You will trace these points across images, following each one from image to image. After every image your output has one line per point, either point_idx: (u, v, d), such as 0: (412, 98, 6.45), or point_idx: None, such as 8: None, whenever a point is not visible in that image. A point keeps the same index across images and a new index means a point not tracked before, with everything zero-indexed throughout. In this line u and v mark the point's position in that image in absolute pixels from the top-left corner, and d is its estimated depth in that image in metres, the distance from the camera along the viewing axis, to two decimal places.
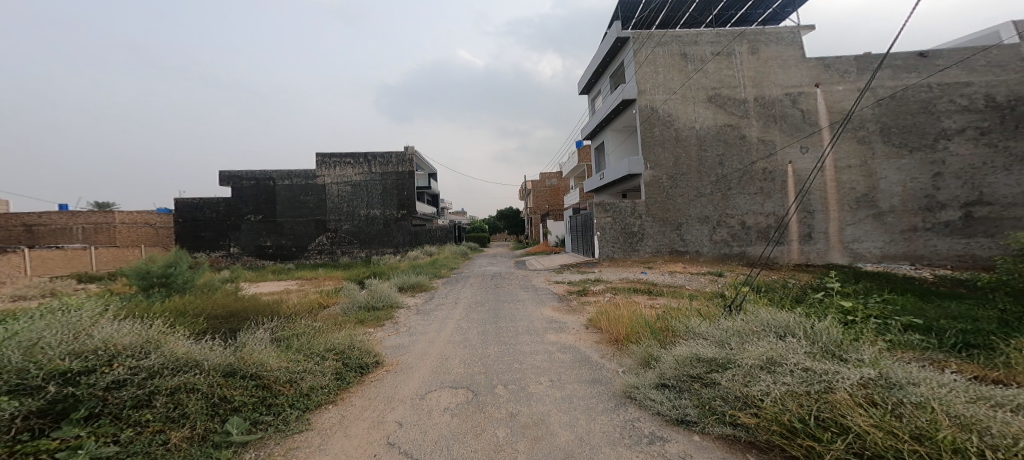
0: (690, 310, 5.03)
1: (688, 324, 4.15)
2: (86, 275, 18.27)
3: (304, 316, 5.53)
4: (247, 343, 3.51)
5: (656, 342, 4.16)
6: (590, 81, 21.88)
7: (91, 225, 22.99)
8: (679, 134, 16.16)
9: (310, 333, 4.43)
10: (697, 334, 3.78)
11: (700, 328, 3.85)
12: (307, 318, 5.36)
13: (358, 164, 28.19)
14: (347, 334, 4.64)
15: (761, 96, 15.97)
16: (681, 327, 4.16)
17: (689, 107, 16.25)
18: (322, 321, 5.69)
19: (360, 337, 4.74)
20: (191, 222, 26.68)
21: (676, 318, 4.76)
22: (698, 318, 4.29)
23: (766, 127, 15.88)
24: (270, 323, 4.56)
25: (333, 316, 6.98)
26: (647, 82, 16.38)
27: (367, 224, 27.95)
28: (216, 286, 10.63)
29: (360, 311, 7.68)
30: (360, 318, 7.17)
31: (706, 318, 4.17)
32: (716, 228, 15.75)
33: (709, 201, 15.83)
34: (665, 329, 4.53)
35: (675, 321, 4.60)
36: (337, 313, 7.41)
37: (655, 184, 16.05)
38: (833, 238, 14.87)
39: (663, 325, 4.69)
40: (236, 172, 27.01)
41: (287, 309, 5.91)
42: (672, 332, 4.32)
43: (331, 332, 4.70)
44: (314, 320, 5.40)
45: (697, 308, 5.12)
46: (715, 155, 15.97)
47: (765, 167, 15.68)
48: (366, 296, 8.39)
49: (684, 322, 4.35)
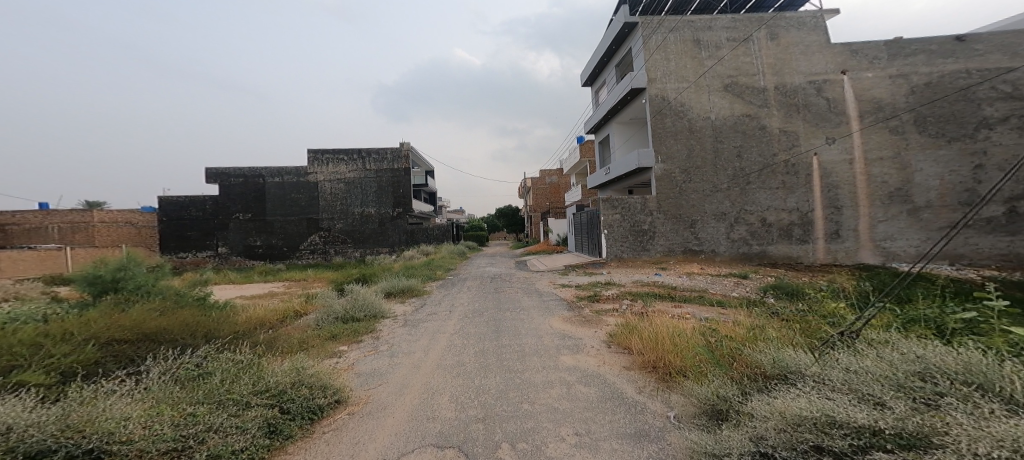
0: (756, 327, 3.84)
1: (774, 355, 2.90)
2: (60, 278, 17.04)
3: (239, 343, 4.23)
4: (94, 399, 2.30)
5: (731, 380, 2.89)
6: (595, 71, 20.70)
7: (69, 224, 21.80)
8: (692, 125, 14.95)
9: (227, 371, 3.11)
10: (803, 376, 2.52)
11: (803, 366, 2.59)
12: (241, 347, 4.07)
13: (351, 160, 26.95)
14: (285, 366, 3.36)
15: (782, 84, 14.75)
16: (763, 358, 2.92)
17: (704, 96, 15.03)
18: (265, 350, 4.41)
19: (308, 367, 3.49)
20: (177, 221, 25.52)
21: (742, 342, 3.54)
22: (786, 347, 3.05)
23: (788, 117, 14.60)
24: (172, 358, 3.24)
25: (296, 334, 5.75)
26: (658, 69, 15.17)
27: (361, 223, 26.73)
28: (183, 292, 9.47)
29: (332, 325, 6.45)
30: (328, 333, 5.93)
31: (806, 349, 2.88)
32: (734, 226, 14.50)
33: (726, 196, 14.59)
34: (733, 361, 3.30)
35: (748, 348, 3.35)
36: (302, 329, 6.17)
37: (667, 178, 14.84)
38: (863, 236, 13.75)
39: (727, 353, 3.46)
40: (224, 169, 25.80)
41: (228, 328, 4.69)
42: (747, 365, 3.08)
43: (264, 366, 3.41)
44: (249, 350, 4.08)
45: (765, 325, 3.93)
46: (732, 147, 14.73)
47: (787, 160, 14.36)
48: (339, 305, 7.13)
49: (763, 350, 3.12)
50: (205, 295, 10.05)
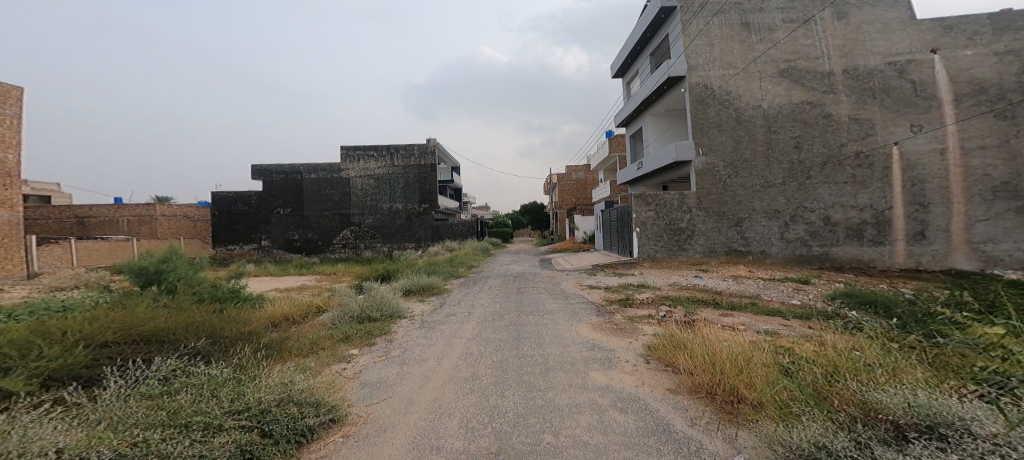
0: (856, 354, 2.98)
1: (910, 398, 2.06)
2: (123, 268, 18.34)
3: (235, 349, 3.87)
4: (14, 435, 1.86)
5: (841, 428, 2.08)
6: (627, 61, 19.45)
7: (136, 218, 23.94)
8: (741, 115, 13.50)
9: (201, 387, 2.70)
10: (976, 439, 1.69)
11: (972, 422, 1.76)
12: (233, 355, 3.70)
13: (381, 156, 27.41)
14: (271, 380, 2.94)
15: (852, 67, 12.94)
16: (892, 402, 2.09)
17: (755, 82, 13.52)
18: (263, 357, 4.06)
19: (298, 380, 3.05)
20: (225, 215, 27.11)
21: (844, 375, 2.70)
22: (924, 389, 2.19)
23: (861, 104, 12.76)
24: (145, 371, 2.81)
25: (297, 336, 5.45)
26: (699, 55, 13.82)
27: (389, 218, 27.15)
28: (214, 284, 9.69)
29: (339, 326, 6.14)
30: (332, 336, 5.61)
31: (963, 395, 2.01)
32: (790, 224, 12.94)
33: (780, 191, 13.04)
34: (833, 399, 2.48)
35: (857, 381, 2.50)
36: (307, 330, 5.89)
37: (709, 172, 13.51)
38: (955, 237, 11.77)
39: (823, 387, 2.63)
40: (266, 166, 27.03)
41: (236, 327, 4.32)
42: (860, 406, 2.26)
43: (249, 379, 3.01)
44: (242, 357, 3.72)
45: (868, 353, 3.06)
46: (790, 137, 13.13)
47: (858, 151, 12.59)
48: (352, 305, 6.85)
49: (885, 390, 2.28)
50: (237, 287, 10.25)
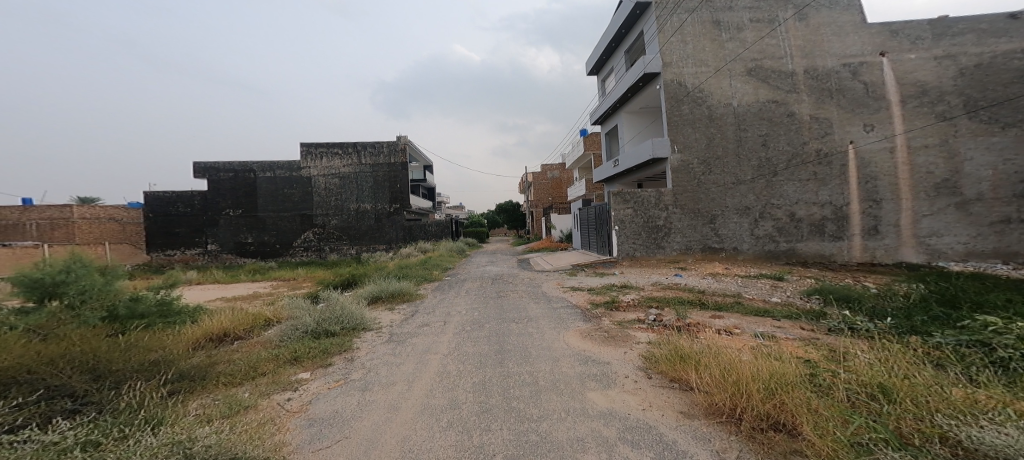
0: (904, 373, 2.67)
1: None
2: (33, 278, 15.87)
3: (126, 388, 3.12)
4: None
5: None
6: (602, 58, 19.35)
7: (48, 221, 20.35)
8: (712, 113, 13.66)
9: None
10: None
11: None
12: (119, 402, 2.94)
13: (346, 154, 25.76)
14: (156, 440, 2.21)
15: (813, 67, 13.42)
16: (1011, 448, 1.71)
17: (725, 81, 13.74)
18: (174, 400, 3.23)
19: (201, 433, 2.32)
20: (164, 217, 24.42)
21: (905, 406, 2.33)
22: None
23: (821, 103, 13.24)
24: None
25: (224, 360, 4.45)
26: (673, 52, 13.88)
27: (357, 219, 25.58)
28: (135, 298, 8.27)
29: (287, 345, 5.18)
30: (270, 357, 4.67)
31: None
32: (759, 221, 13.21)
33: (750, 188, 13.29)
34: (914, 437, 2.07)
35: (939, 415, 2.13)
36: (245, 352, 4.88)
37: (684, 169, 13.56)
38: (905, 232, 12.46)
39: (892, 420, 2.24)
40: (212, 163, 24.57)
41: (132, 356, 3.57)
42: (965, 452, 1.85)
43: (116, 444, 2.28)
44: (135, 402, 2.98)
45: (910, 371, 2.72)
46: (757, 135, 13.41)
47: (819, 149, 13.04)
48: (303, 318, 5.88)
49: (981, 429, 1.91)
50: (159, 301, 8.76)
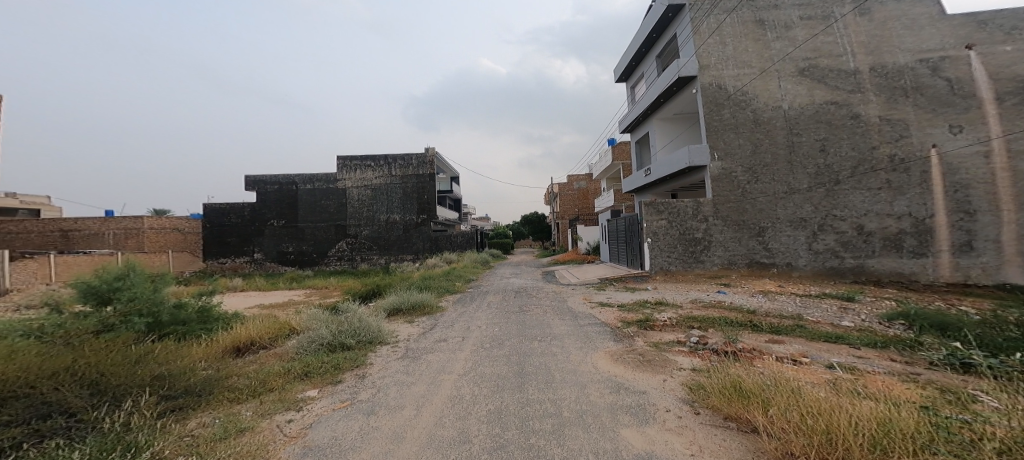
0: None
1: None
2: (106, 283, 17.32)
3: (121, 407, 2.90)
4: None
5: None
6: (631, 64, 18.70)
7: (123, 230, 22.60)
8: (759, 117, 12.58)
9: None
10: None
11: None
12: (108, 423, 2.71)
13: (378, 166, 26.60)
14: None
15: (880, 65, 12.03)
16: None
17: (773, 82, 12.65)
18: (168, 421, 2.98)
19: None
20: (217, 227, 26.28)
21: None
22: None
23: (892, 103, 11.77)
24: None
25: (235, 374, 4.28)
26: (712, 55, 13.01)
27: (387, 230, 26.22)
28: (177, 304, 8.64)
29: (300, 358, 4.99)
30: (280, 372, 4.45)
31: None
32: (818, 234, 11.80)
33: (807, 198, 11.95)
34: None
35: None
36: (256, 366, 4.71)
37: (727, 178, 12.50)
38: (1006, 248, 10.62)
39: None
40: (261, 177, 26.23)
41: (139, 369, 3.36)
42: None
43: None
44: (122, 426, 2.73)
45: None
46: (815, 140, 12.11)
47: (891, 153, 11.54)
48: (315, 331, 5.69)
49: None
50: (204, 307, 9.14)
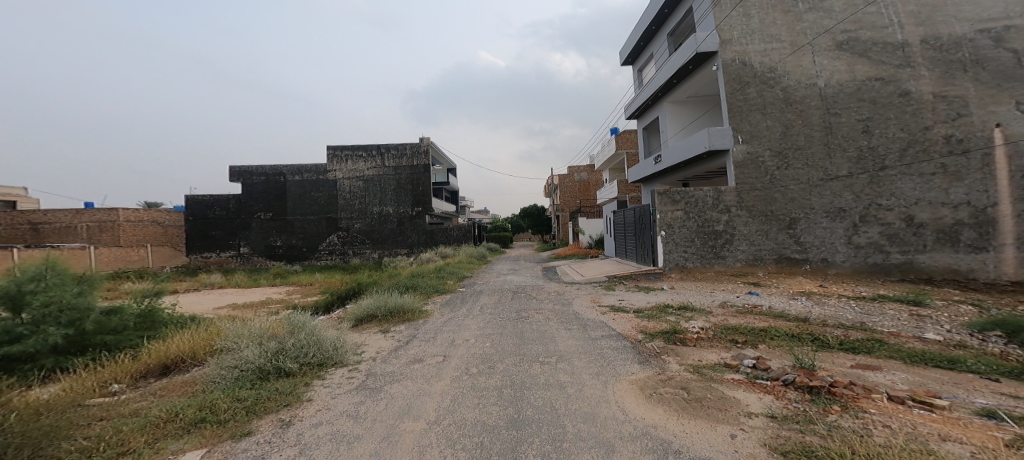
0: None
1: None
2: None
3: None
4: None
5: None
6: (639, 44, 17.20)
7: (96, 223, 21.07)
8: (791, 96, 11.12)
9: None
10: None
11: None
12: None
13: (371, 157, 25.13)
14: None
15: (933, 36, 10.53)
16: None
17: (807, 57, 11.17)
18: None
19: None
20: (201, 220, 24.93)
21: None
22: None
23: (948, 78, 10.27)
24: None
25: (91, 426, 2.96)
26: (735, 27, 11.59)
27: (380, 223, 24.85)
28: (111, 309, 7.18)
29: (206, 394, 3.64)
30: (164, 418, 3.11)
31: None
32: (859, 226, 10.37)
33: (846, 185, 10.51)
34: None
35: None
36: (141, 409, 3.37)
37: (753, 163, 11.04)
38: None
39: None
40: (246, 167, 24.80)
41: None
42: None
43: None
44: None
45: None
46: (856, 120, 10.62)
47: (948, 134, 10.07)
48: (241, 351, 4.31)
49: None
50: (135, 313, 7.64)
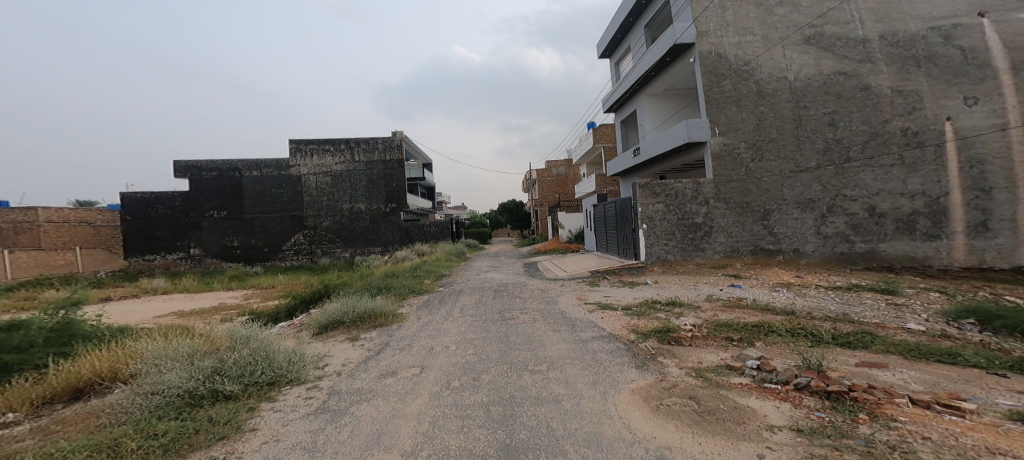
0: None
1: None
2: None
3: None
4: None
5: None
6: (617, 37, 16.97)
7: (12, 224, 18.52)
8: (763, 89, 11.25)
9: None
10: None
11: None
12: None
13: (338, 151, 23.65)
14: None
15: (890, 32, 10.90)
16: None
17: (777, 50, 11.31)
18: None
19: None
20: (143, 220, 22.58)
21: None
22: None
23: (905, 73, 10.68)
24: None
25: None
26: (709, 20, 11.53)
27: (350, 220, 23.53)
28: (13, 325, 5.99)
29: (112, 432, 2.91)
30: None
31: None
32: (828, 217, 10.66)
33: (815, 177, 10.76)
34: None
35: None
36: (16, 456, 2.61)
37: (729, 155, 11.09)
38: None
39: None
40: (194, 161, 22.64)
41: None
42: None
43: None
44: None
45: None
46: (823, 113, 10.87)
47: (905, 127, 10.49)
48: (165, 373, 3.57)
49: None
50: (41, 327, 6.39)
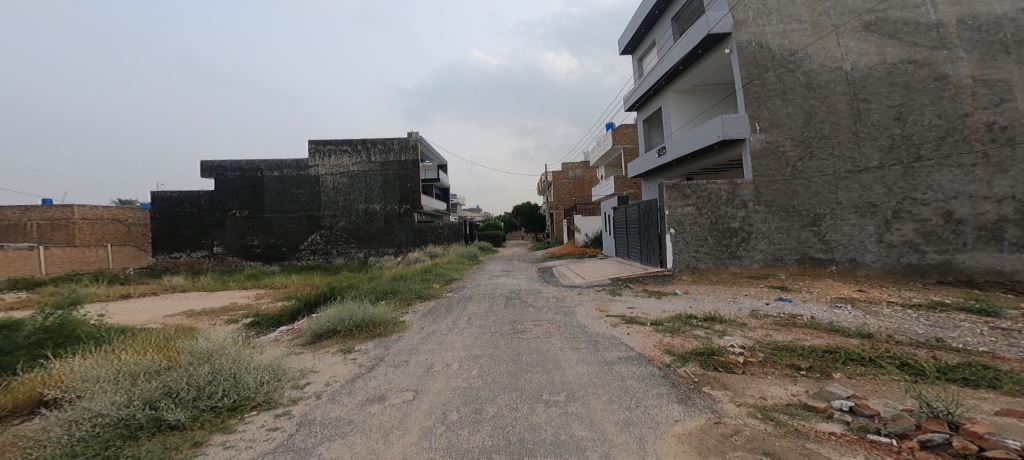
0: None
1: None
2: (19, 282, 14.40)
3: None
4: None
5: None
6: (641, 30, 15.98)
7: (49, 221, 19.20)
8: (813, 81, 10.06)
9: None
10: None
11: None
12: None
13: (355, 152, 23.61)
14: None
15: (970, 15, 9.52)
16: None
17: (830, 38, 10.11)
18: None
19: None
20: (170, 218, 23.09)
21: None
22: None
23: (988, 61, 9.26)
24: None
25: None
26: (750, 7, 10.47)
27: (366, 221, 23.37)
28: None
29: None
30: None
31: None
32: (892, 223, 9.34)
33: (877, 178, 9.47)
34: None
35: None
36: None
37: (772, 153, 9.93)
38: None
39: None
40: (219, 162, 23.06)
41: None
42: None
43: None
44: None
45: None
46: (887, 106, 9.58)
47: (990, 122, 9.06)
48: (101, 397, 2.93)
49: None
50: (35, 328, 5.96)
